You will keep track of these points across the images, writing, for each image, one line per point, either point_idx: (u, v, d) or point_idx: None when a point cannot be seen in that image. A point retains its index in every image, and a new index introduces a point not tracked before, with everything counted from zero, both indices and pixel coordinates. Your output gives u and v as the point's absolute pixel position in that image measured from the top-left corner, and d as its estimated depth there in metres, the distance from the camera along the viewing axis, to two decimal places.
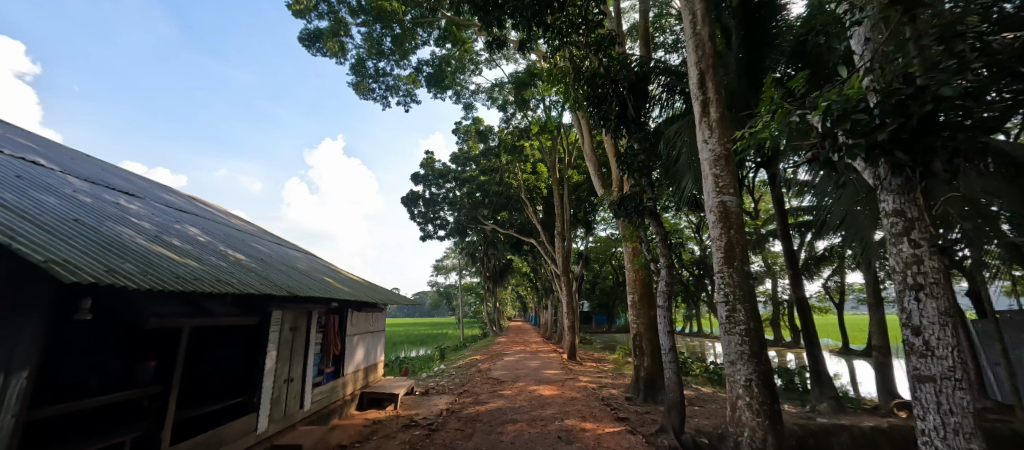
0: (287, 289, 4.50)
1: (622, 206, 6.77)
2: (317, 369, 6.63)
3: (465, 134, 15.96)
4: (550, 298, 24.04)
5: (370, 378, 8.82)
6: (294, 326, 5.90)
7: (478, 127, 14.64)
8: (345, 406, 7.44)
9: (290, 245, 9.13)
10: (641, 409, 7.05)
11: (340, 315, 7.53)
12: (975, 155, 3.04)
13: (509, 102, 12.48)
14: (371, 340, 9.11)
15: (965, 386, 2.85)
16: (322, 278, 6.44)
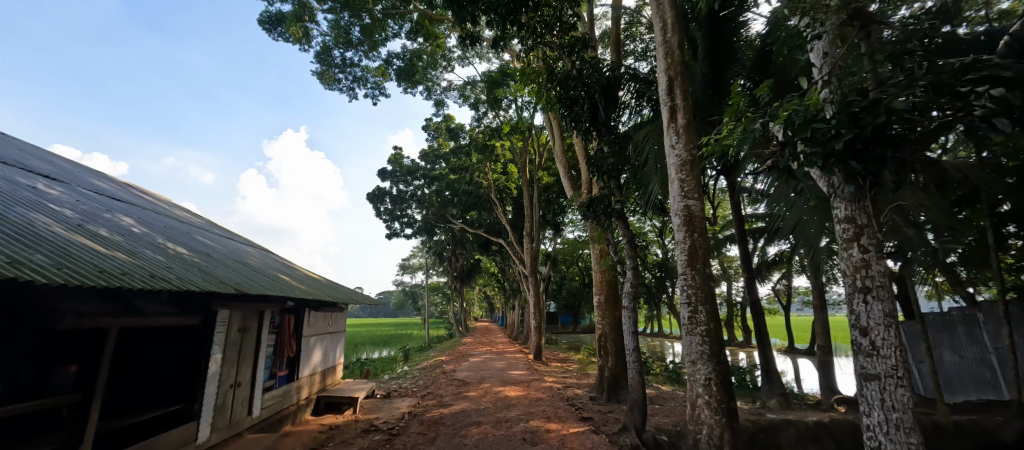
0: (234, 286, 4.21)
1: (591, 208, 6.83)
2: (269, 373, 6.28)
3: (435, 131, 15.73)
4: (517, 299, 24.07)
5: (326, 382, 8.46)
6: (243, 326, 5.56)
7: (449, 125, 14.47)
8: (298, 411, 7.08)
9: (242, 240, 8.62)
10: (605, 409, 7.15)
11: (296, 315, 7.18)
12: (917, 167, 3.27)
13: (481, 101, 12.40)
14: (330, 341, 8.76)
15: (905, 383, 3.03)
16: (277, 275, 6.12)
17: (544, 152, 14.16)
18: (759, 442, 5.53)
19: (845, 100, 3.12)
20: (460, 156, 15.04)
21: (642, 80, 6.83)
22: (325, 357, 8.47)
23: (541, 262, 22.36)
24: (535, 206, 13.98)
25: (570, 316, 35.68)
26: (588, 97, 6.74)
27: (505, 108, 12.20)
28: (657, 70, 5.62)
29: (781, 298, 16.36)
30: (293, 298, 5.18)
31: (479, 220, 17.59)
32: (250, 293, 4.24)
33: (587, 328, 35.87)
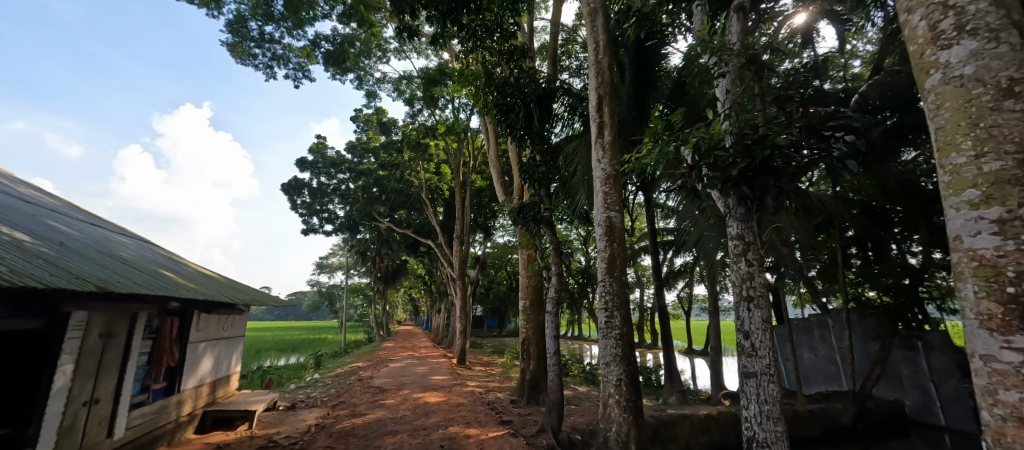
0: (102, 283, 3.55)
1: (520, 214, 7.00)
2: (141, 385, 5.33)
3: (364, 123, 15.04)
4: (443, 302, 23.72)
5: (216, 395, 7.43)
6: (107, 331, 4.59)
7: (381, 118, 13.91)
8: (179, 428, 6.13)
9: (111, 228, 7.27)
10: (524, 411, 7.33)
11: (180, 318, 6.21)
12: (791, 195, 3.87)
13: (417, 97, 12.11)
14: (223, 347, 7.74)
15: (775, 379, 3.53)
16: (157, 273, 5.25)
17: (478, 155, 14.22)
18: (660, 435, 6.07)
19: (742, 132, 3.59)
20: (391, 151, 14.57)
21: (576, 96, 7.20)
22: (216, 366, 7.48)
23: (470, 266, 22.30)
24: (466, 209, 13.94)
25: (496, 320, 35.97)
26: (525, 106, 6.98)
27: (442, 108, 12.05)
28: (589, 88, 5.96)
29: (686, 305, 18.04)
30: (178, 298, 4.50)
31: (407, 220, 17.10)
32: (117, 291, 3.57)
33: (513, 332, 36.43)
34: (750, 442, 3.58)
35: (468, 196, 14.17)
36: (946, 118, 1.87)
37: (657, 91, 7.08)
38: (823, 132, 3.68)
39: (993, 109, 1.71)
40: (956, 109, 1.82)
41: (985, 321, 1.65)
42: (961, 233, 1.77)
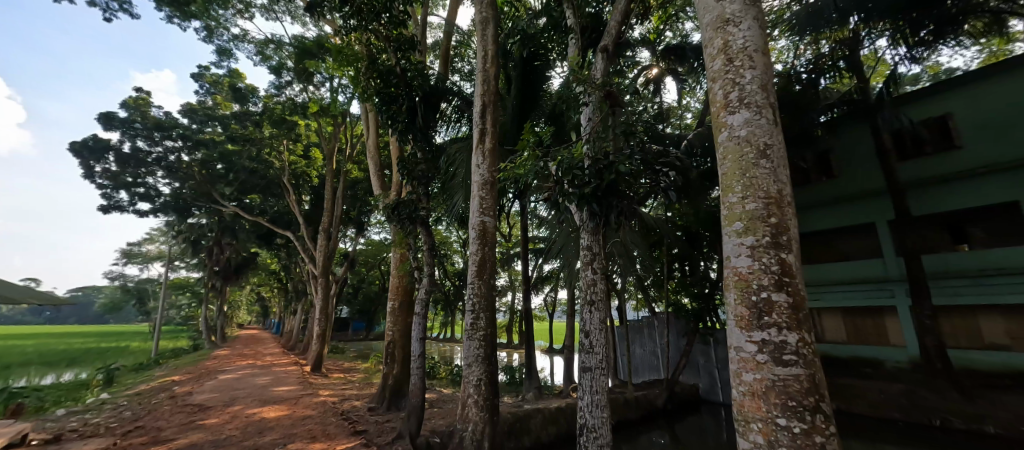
0: None
1: (395, 210, 6.48)
2: None
3: (211, 85, 12.26)
4: (301, 303, 21.24)
5: None
6: None
7: (234, 82, 11.46)
8: None
9: None
10: (381, 419, 6.99)
11: None
12: (629, 215, 4.46)
13: (286, 68, 10.66)
14: None
15: (605, 372, 4.03)
16: None
17: (355, 144, 13.20)
18: (514, 430, 6.41)
19: (596, 157, 4.01)
20: (246, 124, 12.31)
21: (463, 99, 7.19)
22: None
23: (336, 263, 20.45)
24: (335, 202, 12.77)
25: (363, 322, 33.72)
26: (409, 99, 6.64)
27: (317, 86, 10.83)
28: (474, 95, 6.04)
29: (550, 308, 19.48)
30: None
31: (262, 207, 14.86)
32: None
33: (380, 335, 34.57)
34: (581, 428, 3.98)
35: (340, 187, 13.00)
36: (725, 166, 2.26)
37: (539, 108, 7.42)
38: (656, 167, 4.20)
39: (752, 162, 2.12)
40: (730, 158, 2.22)
41: (738, 322, 2.03)
42: (726, 253, 2.15)
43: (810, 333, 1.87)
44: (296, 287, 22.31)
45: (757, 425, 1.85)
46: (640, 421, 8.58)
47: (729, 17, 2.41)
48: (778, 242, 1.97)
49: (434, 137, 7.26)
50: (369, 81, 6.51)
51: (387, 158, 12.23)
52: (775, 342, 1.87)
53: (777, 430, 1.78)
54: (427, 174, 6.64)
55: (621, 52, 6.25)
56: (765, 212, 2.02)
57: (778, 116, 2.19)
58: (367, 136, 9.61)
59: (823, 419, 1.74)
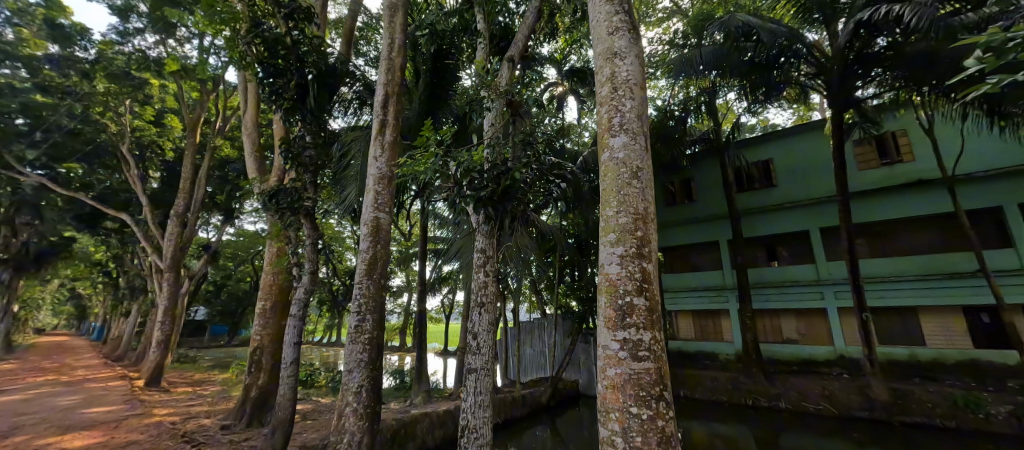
0: None
1: (274, 199, 5.63)
2: None
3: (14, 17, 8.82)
4: (138, 302, 17.49)
5: None
6: None
7: (54, 16, 8.90)
8: None
9: None
10: (238, 437, 5.82)
11: None
12: (522, 221, 4.57)
13: (139, 13, 8.72)
14: None
15: (490, 372, 4.07)
16: None
17: (229, 118, 11.43)
18: (398, 437, 6.07)
19: (495, 162, 3.99)
20: (68, 73, 9.51)
21: (366, 85, 6.90)
22: None
23: (192, 256, 17.34)
24: (197, 183, 10.85)
25: (225, 325, 29.20)
26: (299, 75, 5.85)
27: (181, 42, 9.09)
28: (376, 83, 5.65)
29: (443, 310, 19.18)
30: None
31: (87, 182, 11.86)
32: None
33: (246, 340, 30.28)
34: (463, 430, 3.92)
35: (204, 165, 11.07)
36: (604, 182, 2.43)
37: (445, 108, 7.19)
38: (550, 177, 4.24)
39: (626, 181, 2.31)
40: (608, 176, 2.39)
41: (606, 323, 2.17)
42: (599, 260, 2.31)
43: (661, 332, 2.11)
44: (134, 282, 18.34)
45: (615, 415, 2.00)
46: (525, 417, 8.91)
47: (616, 50, 2.61)
48: (642, 253, 2.17)
49: (329, 121, 6.74)
50: (250, 47, 5.56)
51: (268, 138, 10.80)
52: (633, 340, 2.05)
53: (629, 418, 1.95)
54: (315, 161, 5.97)
55: (528, 63, 6.47)
56: (633, 225, 2.22)
57: (648, 144, 2.44)
58: (243, 110, 8.31)
59: (665, 406, 1.96)
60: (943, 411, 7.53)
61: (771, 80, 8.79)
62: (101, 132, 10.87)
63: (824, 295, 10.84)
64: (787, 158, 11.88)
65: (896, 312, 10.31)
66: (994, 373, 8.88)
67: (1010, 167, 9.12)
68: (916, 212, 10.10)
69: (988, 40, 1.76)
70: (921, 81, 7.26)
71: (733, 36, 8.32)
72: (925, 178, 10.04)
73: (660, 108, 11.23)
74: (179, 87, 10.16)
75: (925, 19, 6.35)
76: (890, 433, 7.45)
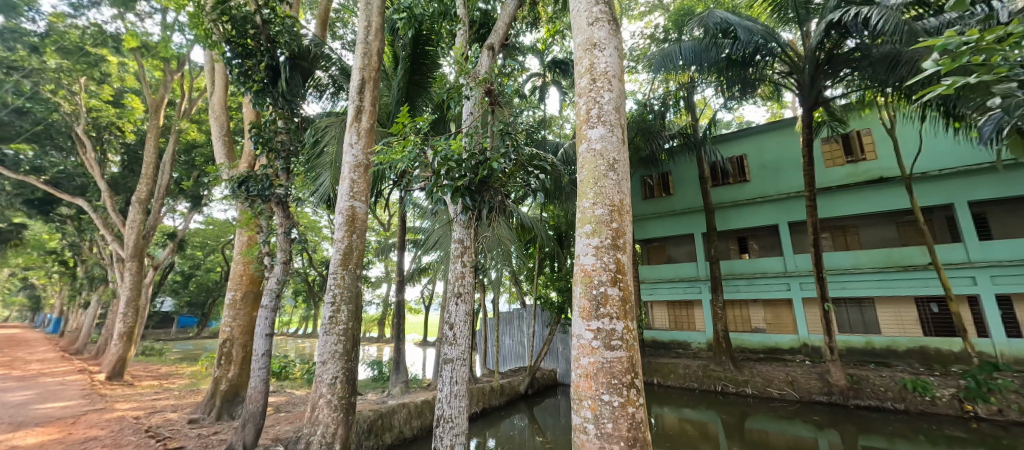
0: None
1: (242, 186, 5.38)
2: None
3: None
4: (98, 293, 16.63)
5: None
6: None
7: None
8: None
9: None
10: (206, 431, 5.66)
11: None
12: (501, 212, 4.52)
13: None
14: None
15: (466, 362, 4.07)
16: None
17: (195, 99, 10.95)
18: (374, 428, 6.00)
19: (473, 151, 3.92)
20: (14, 46, 8.82)
21: (342, 69, 6.73)
22: None
23: (156, 245, 16.59)
24: (161, 168, 10.32)
25: (194, 317, 28.23)
26: (270, 57, 5.64)
27: (142, 17, 8.56)
28: (352, 67, 5.48)
29: (423, 300, 19.06)
30: None
31: (37, 165, 11.12)
32: None
33: (216, 332, 29.36)
34: (438, 420, 3.91)
35: (168, 149, 10.54)
36: (581, 174, 2.43)
37: (424, 95, 7.05)
38: (528, 168, 4.14)
39: (603, 173, 2.32)
40: (585, 167, 2.39)
41: (580, 313, 2.19)
42: (575, 251, 2.32)
43: (634, 322, 2.14)
44: (93, 272, 17.44)
45: (588, 402, 2.03)
46: (503, 406, 8.99)
47: (596, 41, 2.60)
48: (616, 245, 2.20)
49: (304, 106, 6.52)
50: (217, 25, 5.29)
51: (239, 121, 10.39)
52: (607, 330, 2.08)
53: (601, 405, 1.99)
54: (287, 146, 5.74)
55: (509, 51, 6.40)
56: (609, 217, 2.24)
57: (626, 136, 2.45)
58: (210, 92, 7.95)
59: (636, 393, 2.00)
60: (894, 394, 8.00)
61: (746, 77, 8.96)
62: (53, 111, 10.19)
63: (791, 287, 11.28)
64: (760, 154, 12.24)
65: (855, 303, 10.87)
66: (941, 359, 9.48)
67: (961, 168, 9.65)
68: (876, 208, 10.61)
69: (944, 43, 1.84)
70: (884, 81, 7.53)
71: (712, 32, 8.39)
72: (886, 175, 10.51)
73: (640, 102, 11.41)
74: (139, 65, 9.62)
75: (890, 22, 6.64)
76: (847, 416, 7.87)
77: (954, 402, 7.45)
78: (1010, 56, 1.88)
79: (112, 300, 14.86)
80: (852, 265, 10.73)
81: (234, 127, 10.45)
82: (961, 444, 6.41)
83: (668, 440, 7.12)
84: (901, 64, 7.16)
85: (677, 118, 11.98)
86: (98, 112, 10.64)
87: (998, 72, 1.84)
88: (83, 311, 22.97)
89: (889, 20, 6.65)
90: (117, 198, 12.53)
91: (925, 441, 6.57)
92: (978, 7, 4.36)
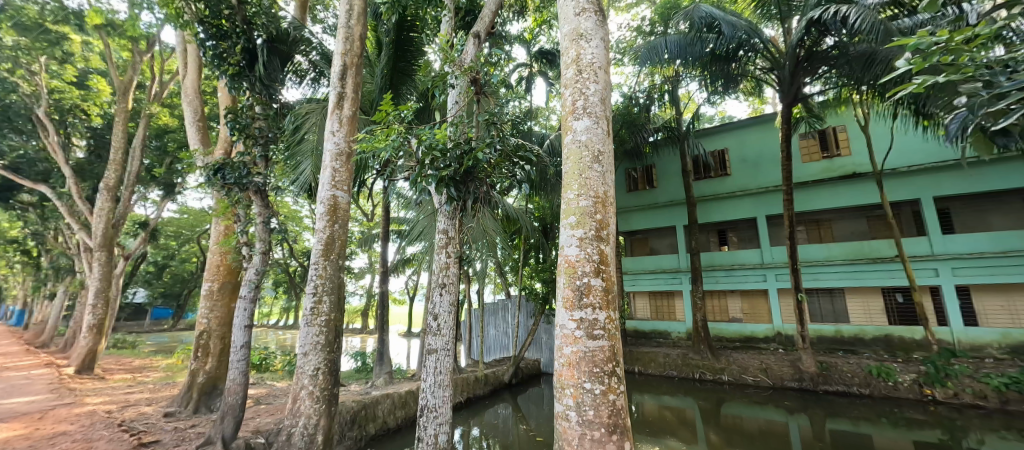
0: None
1: (218, 173, 5.19)
2: None
3: None
4: (64, 283, 15.98)
5: None
6: None
7: None
8: None
9: None
10: (183, 424, 5.54)
11: None
12: (485, 202, 4.49)
13: None
14: None
15: (450, 352, 4.06)
16: None
17: (167, 83, 10.53)
18: (358, 419, 5.98)
19: (457, 141, 3.88)
20: None
21: (323, 54, 6.57)
22: None
23: (127, 234, 15.99)
24: (131, 154, 9.90)
25: (169, 308, 27.44)
26: (246, 39, 5.44)
27: None
28: (333, 53, 5.33)
29: (408, 291, 18.94)
30: None
31: None
32: None
33: (191, 324, 28.64)
34: (422, 410, 3.92)
35: (138, 134, 10.11)
36: (566, 165, 2.43)
37: (409, 83, 6.93)
38: (514, 159, 4.13)
39: (587, 165, 2.33)
40: (571, 159, 2.40)
41: (564, 303, 2.21)
42: (560, 243, 2.33)
43: (616, 312, 2.18)
44: (59, 262, 16.75)
45: (570, 391, 2.07)
46: (487, 396, 9.07)
47: (583, 31, 2.60)
48: (600, 236, 2.22)
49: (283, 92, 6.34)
50: (189, 5, 5.10)
51: (214, 106, 10.06)
52: (589, 320, 2.11)
53: (583, 393, 2.03)
54: (265, 133, 5.52)
55: (495, 40, 6.31)
56: (594, 209, 2.26)
57: (611, 128, 2.47)
58: (183, 75, 7.63)
59: (617, 381, 2.05)
60: (860, 380, 8.38)
61: (729, 72, 9.11)
62: (10, 92, 9.64)
63: (767, 278, 11.62)
64: (740, 148, 12.51)
65: (826, 293, 11.36)
66: (904, 346, 9.96)
67: (929, 164, 10.05)
68: (849, 203, 10.98)
69: (917, 43, 1.90)
70: (860, 79, 7.76)
71: (697, 27, 8.49)
72: (859, 171, 10.87)
73: (625, 94, 11.48)
74: (105, 44, 9.16)
75: (867, 21, 6.82)
76: (816, 401, 8.21)
77: (914, 386, 7.87)
78: (976, 56, 1.96)
79: (80, 291, 14.30)
80: (824, 257, 11.11)
81: (210, 113, 10.12)
82: (919, 425, 6.78)
83: (647, 426, 7.29)
84: (876, 63, 7.38)
85: (661, 111, 12.09)
86: (60, 94, 10.15)
87: (966, 72, 1.91)
88: (49, 301, 22.10)
89: (866, 19, 6.83)
90: (83, 185, 11.99)
91: (887, 424, 6.92)
92: (949, 9, 4.53)
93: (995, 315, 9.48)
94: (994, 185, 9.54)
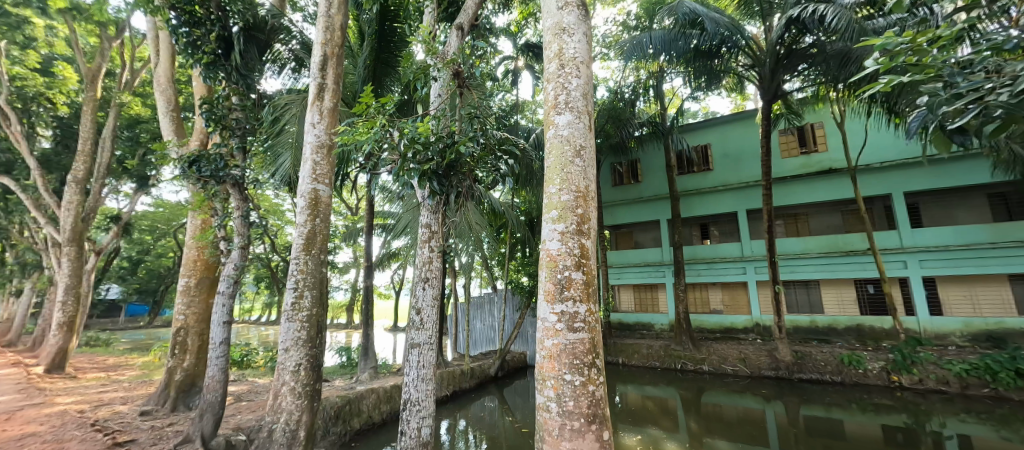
0: None
1: (193, 166, 5.01)
2: None
3: None
4: (31, 280, 15.35)
5: None
6: None
7: None
8: None
9: None
10: (160, 423, 5.42)
11: None
12: (468, 196, 4.47)
13: None
14: None
15: (434, 347, 4.04)
16: None
17: (138, 71, 10.10)
18: (342, 414, 5.96)
19: (440, 134, 3.84)
20: None
21: (303, 43, 6.38)
22: None
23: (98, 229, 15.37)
24: (101, 145, 9.52)
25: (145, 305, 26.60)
26: (221, 27, 5.30)
27: None
28: (313, 42, 5.20)
29: (394, 286, 18.76)
30: None
31: None
32: None
33: (168, 321, 27.84)
34: (405, 403, 3.93)
35: (108, 124, 9.70)
36: (549, 160, 2.44)
37: (392, 75, 6.85)
38: (498, 153, 4.12)
39: (569, 160, 2.35)
40: (553, 153, 2.41)
41: (546, 296, 2.24)
42: (541, 237, 2.35)
43: (596, 305, 2.22)
44: (25, 258, 16.04)
45: (551, 382, 2.10)
46: (473, 388, 9.11)
47: (565, 26, 2.60)
48: (581, 231, 2.24)
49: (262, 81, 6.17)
50: None
51: (187, 95, 9.70)
52: (570, 313, 2.14)
53: (563, 385, 2.06)
54: (243, 124, 5.47)
55: (481, 31, 6.21)
56: (575, 203, 2.28)
57: (592, 123, 2.49)
58: (155, 63, 7.33)
59: (596, 372, 2.09)
60: (833, 368, 8.71)
61: (712, 68, 9.22)
62: None
63: (746, 271, 11.90)
64: (722, 143, 12.74)
65: (802, 285, 11.75)
66: (874, 335, 10.35)
67: (897, 160, 10.42)
68: (824, 197, 11.32)
69: (884, 43, 1.98)
70: (836, 77, 7.95)
71: (681, 22, 8.59)
72: (835, 166, 11.19)
73: (612, 90, 11.55)
74: (71, 29, 8.76)
75: (843, 20, 7.02)
76: (792, 388, 8.51)
77: (882, 374, 8.23)
78: (937, 58, 2.07)
79: (48, 287, 13.74)
80: (800, 250, 11.43)
81: (184, 102, 9.78)
82: (886, 410, 7.09)
83: (630, 416, 7.42)
84: (851, 62, 7.58)
85: (646, 106, 12.18)
86: (22, 82, 9.67)
87: (928, 72, 2.00)
88: (16, 298, 21.24)
89: (843, 18, 7.03)
90: (50, 178, 11.48)
91: (857, 409, 7.21)
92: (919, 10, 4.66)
93: (957, 305, 9.95)
94: (957, 181, 9.94)
